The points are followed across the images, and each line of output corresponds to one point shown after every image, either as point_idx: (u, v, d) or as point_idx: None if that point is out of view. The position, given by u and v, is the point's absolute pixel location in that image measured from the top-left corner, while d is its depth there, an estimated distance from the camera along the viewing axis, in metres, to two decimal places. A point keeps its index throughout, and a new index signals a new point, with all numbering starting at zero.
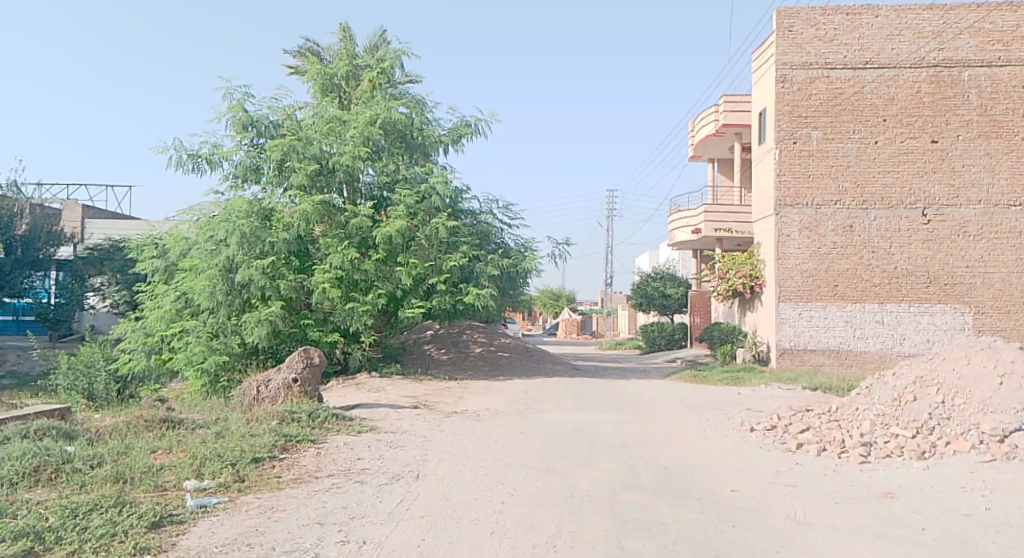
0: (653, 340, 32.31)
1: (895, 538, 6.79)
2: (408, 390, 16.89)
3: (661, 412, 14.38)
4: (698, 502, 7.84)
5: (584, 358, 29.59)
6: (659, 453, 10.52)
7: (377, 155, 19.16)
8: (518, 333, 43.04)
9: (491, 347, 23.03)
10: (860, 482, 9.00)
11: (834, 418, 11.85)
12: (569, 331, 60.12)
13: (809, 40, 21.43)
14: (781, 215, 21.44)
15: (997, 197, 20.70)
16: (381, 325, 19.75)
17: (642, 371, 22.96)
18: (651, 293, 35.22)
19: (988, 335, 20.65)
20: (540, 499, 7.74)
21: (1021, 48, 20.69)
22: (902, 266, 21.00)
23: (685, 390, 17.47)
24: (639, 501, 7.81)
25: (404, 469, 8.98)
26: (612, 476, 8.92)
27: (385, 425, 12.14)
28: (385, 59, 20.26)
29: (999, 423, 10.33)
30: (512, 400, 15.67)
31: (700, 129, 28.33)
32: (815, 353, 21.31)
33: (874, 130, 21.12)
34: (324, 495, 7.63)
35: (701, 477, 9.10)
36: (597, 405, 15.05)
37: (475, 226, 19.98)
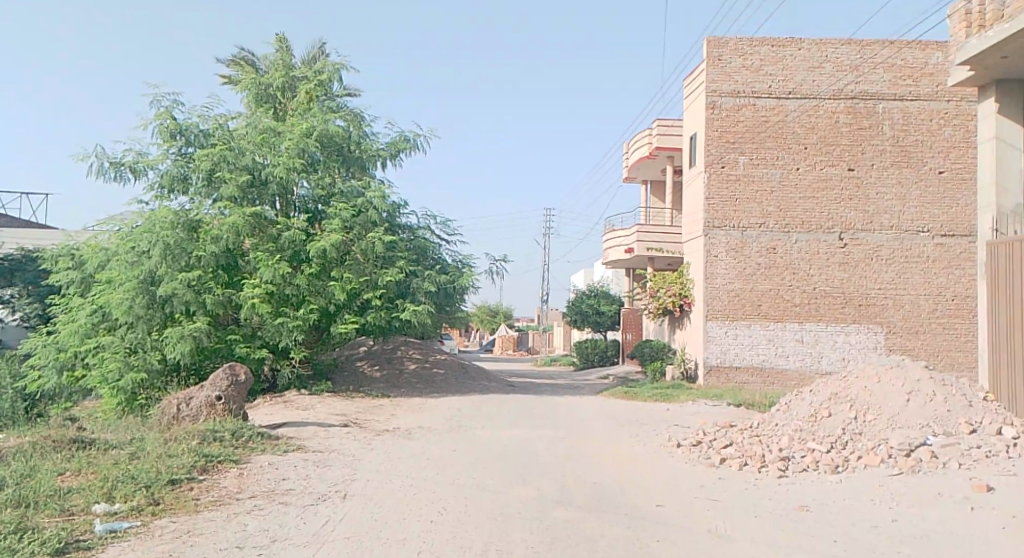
0: (586, 356, 32.72)
1: (812, 550, 7.12)
2: (337, 407, 16.75)
3: (592, 429, 14.61)
4: (626, 517, 8.09)
5: (519, 374, 29.70)
6: (588, 469, 10.78)
7: (312, 168, 19.05)
8: (453, 349, 42.96)
9: (426, 363, 23.08)
10: (779, 496, 9.38)
11: (755, 433, 12.30)
12: (506, 347, 60.39)
13: (736, 69, 22.23)
14: (710, 235, 22.05)
15: (907, 223, 21.75)
16: (311, 341, 19.59)
17: (574, 388, 23.20)
18: (585, 310, 35.60)
19: (898, 354, 21.62)
20: (470, 517, 7.86)
21: (929, 84, 21.78)
22: (821, 287, 21.84)
23: (615, 407, 17.74)
24: (567, 517, 7.99)
25: (330, 489, 8.98)
26: (542, 493, 9.07)
27: (312, 444, 12.07)
28: (323, 71, 20.16)
29: (906, 438, 10.76)
30: (444, 418, 15.72)
31: (634, 151, 29.08)
32: (740, 370, 21.95)
33: (796, 157, 21.99)
34: (245, 517, 7.59)
35: (629, 493, 9.30)
36: (529, 423, 15.19)
37: (413, 241, 20.05)
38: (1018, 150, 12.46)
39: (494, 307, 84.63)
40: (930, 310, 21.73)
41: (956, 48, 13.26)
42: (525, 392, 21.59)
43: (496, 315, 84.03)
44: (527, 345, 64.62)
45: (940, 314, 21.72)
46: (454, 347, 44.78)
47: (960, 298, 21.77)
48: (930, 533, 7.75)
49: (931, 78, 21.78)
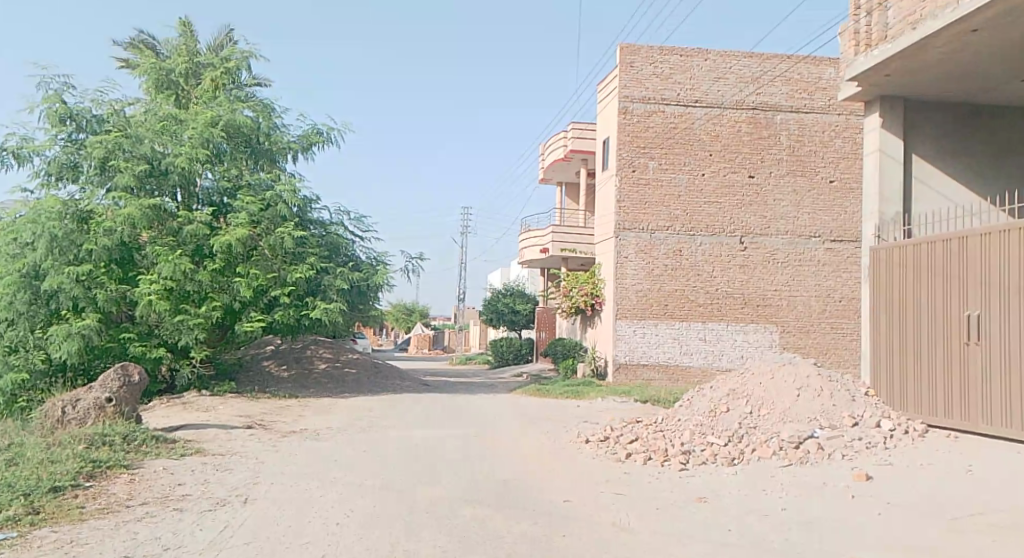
0: (501, 355, 33.07)
1: (708, 539, 7.57)
2: (240, 409, 16.53)
3: (503, 426, 14.91)
4: (534, 513, 8.38)
5: (433, 373, 29.75)
6: (497, 466, 11.05)
7: (218, 159, 18.80)
8: (367, 349, 42.62)
9: (336, 363, 23.00)
10: (679, 488, 9.87)
11: (659, 428, 12.83)
12: (420, 345, 60.26)
13: (647, 77, 22.93)
14: (621, 237, 22.67)
15: (801, 228, 22.98)
16: (214, 340, 19.12)
17: (487, 386, 23.49)
18: (501, 309, 35.99)
19: (791, 352, 22.83)
20: (378, 518, 8.01)
21: (822, 98, 23.16)
22: (723, 288, 22.81)
23: (527, 404, 18.12)
24: (476, 515, 8.23)
25: (229, 494, 8.96)
26: (451, 492, 9.28)
27: (212, 447, 11.93)
28: (231, 59, 19.94)
29: (796, 431, 11.40)
30: (355, 418, 15.73)
31: (550, 152, 29.60)
32: (647, 367, 22.68)
33: (702, 163, 22.89)
34: (134, 526, 7.53)
35: (536, 489, 9.62)
36: (440, 421, 15.37)
37: (325, 237, 19.90)
38: (899, 162, 13.28)
39: (409, 305, 84.25)
40: (820, 310, 23.03)
41: (845, 65, 14.14)
42: (437, 390, 21.75)
43: (412, 314, 83.71)
44: (442, 344, 64.73)
45: (829, 315, 23.05)
46: (367, 345, 44.45)
47: (847, 299, 23.17)
48: (818, 520, 8.31)
49: (824, 92, 23.17)
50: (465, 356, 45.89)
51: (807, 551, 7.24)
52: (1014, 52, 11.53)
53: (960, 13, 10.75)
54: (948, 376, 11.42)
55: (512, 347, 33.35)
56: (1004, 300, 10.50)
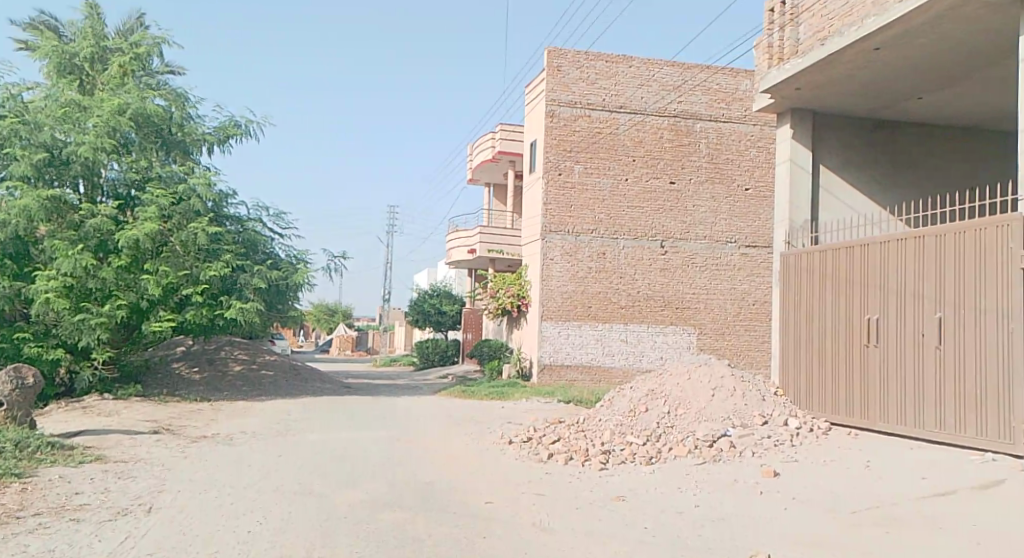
0: (426, 356, 33.04)
1: (624, 537, 7.82)
2: (148, 413, 16.12)
3: (426, 428, 14.98)
4: (454, 516, 8.49)
5: (355, 375, 29.51)
6: (419, 469, 11.13)
7: (125, 149, 18.25)
8: (287, 350, 41.87)
9: (252, 365, 22.64)
10: (598, 488, 10.13)
11: (581, 429, 13.11)
12: (344, 347, 59.56)
13: (573, 81, 23.30)
14: (547, 239, 22.95)
15: (718, 233, 23.76)
16: (118, 342, 18.47)
17: (412, 388, 23.47)
18: (427, 309, 35.91)
19: (707, 353, 23.56)
20: (292, 524, 7.99)
21: (739, 109, 24.06)
22: (644, 290, 23.36)
23: (451, 406, 18.21)
24: (395, 519, 8.29)
25: (131, 503, 8.78)
26: (370, 496, 9.32)
27: (113, 454, 11.64)
28: (141, 45, 19.22)
29: (710, 430, 11.82)
30: (273, 422, 15.53)
31: (478, 153, 29.76)
32: (570, 368, 23.05)
33: (626, 168, 23.40)
34: (26, 538, 7.31)
35: (457, 491, 9.75)
36: (361, 424, 15.34)
37: (241, 233, 19.47)
38: (807, 172, 13.90)
39: (333, 306, 83.08)
40: (735, 312, 23.85)
41: (760, 77, 14.72)
42: (360, 393, 21.62)
43: (335, 315, 82.56)
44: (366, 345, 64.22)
45: (743, 317, 23.91)
46: (287, 347, 43.64)
47: (760, 302, 24.08)
48: (729, 516, 8.64)
49: (741, 103, 24.07)
50: (389, 358, 45.61)
51: (717, 545, 7.56)
52: (912, 71, 12.25)
53: (865, 31, 11.36)
54: (849, 377, 12.06)
55: (437, 349, 33.36)
56: (900, 305, 11.18)
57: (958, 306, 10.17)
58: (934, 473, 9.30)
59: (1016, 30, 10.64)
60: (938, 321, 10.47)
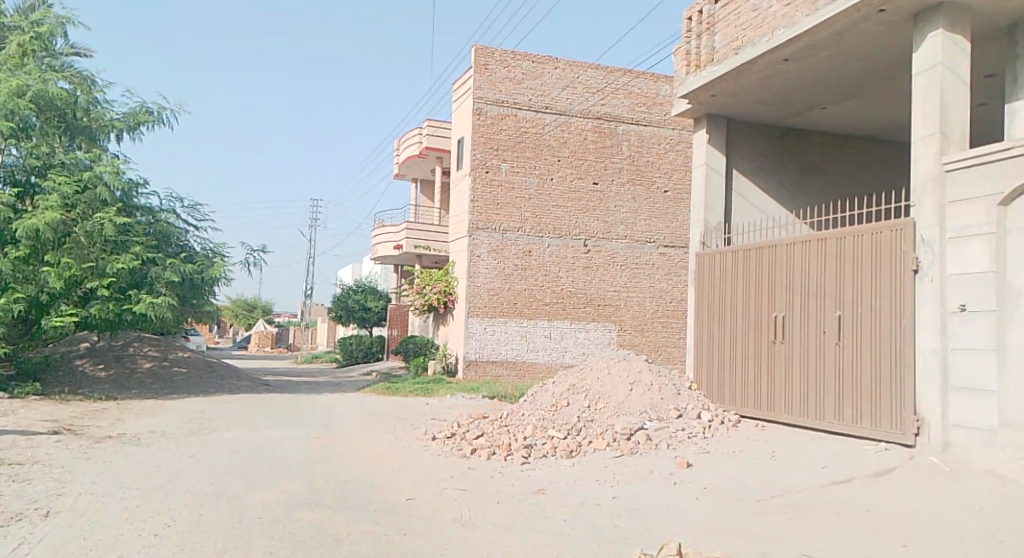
0: (350, 353, 32.88)
1: (541, 529, 8.14)
2: (50, 413, 15.66)
3: (349, 426, 15.05)
4: (373, 514, 8.66)
5: (276, 372, 29.13)
6: (339, 467, 11.23)
7: (25, 134, 17.39)
8: (201, 347, 40.87)
9: (164, 363, 22.18)
10: (520, 482, 10.43)
11: (504, 423, 13.40)
12: (263, 343, 58.49)
13: (500, 79, 23.56)
14: (474, 236, 23.14)
15: (638, 233, 24.46)
16: (15, 335, 17.97)
17: (334, 385, 23.38)
18: (350, 306, 35.67)
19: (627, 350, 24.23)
20: (204, 526, 8.02)
21: (659, 113, 24.84)
22: (568, 288, 23.83)
23: (375, 403, 18.28)
24: (311, 518, 8.40)
25: (28, 507, 8.62)
26: (287, 496, 9.40)
27: (10, 456, 11.34)
28: (42, 24, 18.22)
29: (628, 423, 12.27)
30: (185, 421, 15.31)
31: (405, 148, 29.75)
32: (495, 364, 23.36)
33: (550, 167, 23.81)
34: None
35: (378, 489, 9.92)
36: (280, 423, 15.30)
37: (152, 225, 19.05)
38: (722, 175, 14.51)
39: (251, 301, 81.29)
40: (654, 310, 24.60)
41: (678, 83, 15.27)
42: (281, 391, 21.44)
43: (253, 310, 80.83)
44: (286, 341, 63.18)
45: (662, 315, 24.68)
46: (201, 343, 42.58)
47: (677, 301, 24.91)
48: (643, 507, 9.05)
49: (661, 107, 24.85)
50: (310, 354, 45.04)
51: (632, 534, 7.94)
52: (818, 83, 12.98)
53: (775, 44, 11.98)
54: (757, 371, 12.71)
55: (361, 345, 33.29)
56: (804, 304, 11.85)
57: (855, 304, 10.88)
58: (831, 461, 9.95)
59: (910, 49, 11.42)
60: (837, 318, 11.16)
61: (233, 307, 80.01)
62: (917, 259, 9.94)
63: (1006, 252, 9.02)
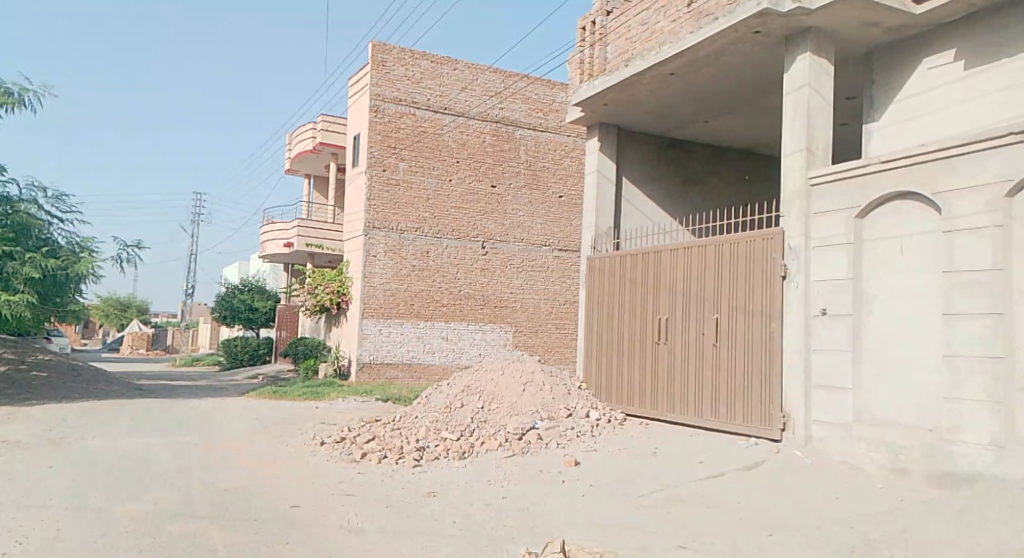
0: (235, 356, 32.07)
1: (428, 532, 8.35)
2: None
3: (231, 432, 14.79)
4: (254, 523, 8.62)
5: (152, 376, 27.97)
6: (220, 476, 11.06)
7: None
8: (65, 349, 38.59)
9: (23, 367, 20.98)
10: (410, 485, 10.59)
11: (397, 425, 13.50)
12: (137, 345, 55.91)
13: (398, 78, 23.54)
14: (370, 235, 22.94)
15: (534, 236, 25.06)
16: None
17: (217, 389, 22.77)
18: (236, 306, 34.52)
19: (522, 351, 24.76)
20: (71, 542, 7.80)
21: (555, 119, 25.58)
22: (465, 289, 24.07)
23: (262, 407, 17.99)
24: (187, 530, 8.29)
25: None
26: (161, 507, 9.23)
27: None
28: None
29: (521, 423, 12.62)
30: (46, 430, 14.60)
31: (297, 143, 29.25)
32: (390, 366, 23.35)
33: (449, 168, 23.98)
34: None
35: (261, 496, 9.87)
36: (156, 429, 14.87)
37: (9, 216, 17.81)
38: (613, 183, 15.07)
39: (126, 299, 77.52)
40: (549, 312, 25.29)
41: (572, 90, 15.70)
42: (161, 396, 20.69)
43: (127, 309, 77.13)
44: (164, 343, 60.60)
45: (556, 317, 25.41)
46: (65, 346, 40.22)
47: (571, 303, 25.72)
48: (530, 506, 9.37)
49: (556, 114, 25.59)
50: (188, 357, 43.36)
51: (515, 534, 8.23)
52: (700, 98, 13.68)
53: (661, 57, 12.49)
54: (643, 372, 13.29)
55: (247, 348, 32.47)
56: (685, 307, 12.49)
57: (731, 307, 11.58)
58: (707, 456, 10.57)
59: (782, 70, 12.22)
60: (715, 320, 11.83)
61: (104, 306, 76.02)
62: (785, 266, 10.69)
63: (862, 261, 9.83)
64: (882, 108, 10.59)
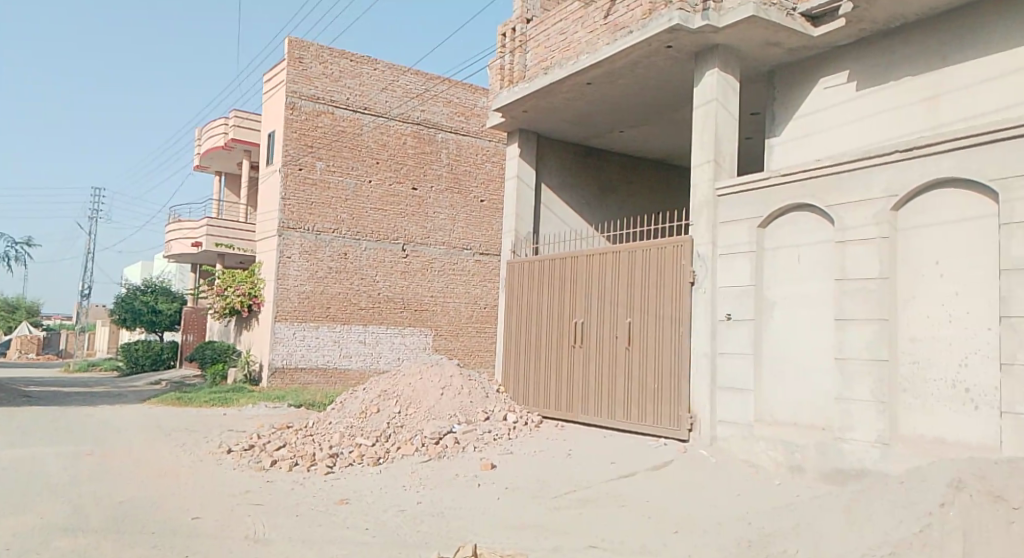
0: (136, 361, 31.02)
1: (339, 540, 8.43)
2: None
3: (129, 441, 14.38)
4: (153, 536, 8.48)
5: (42, 383, 26.65)
6: (127, 487, 10.81)
7: None
8: None
9: None
10: (321, 493, 10.61)
11: (309, 433, 13.44)
12: (25, 350, 53.14)
13: (316, 75, 23.28)
14: (284, 236, 22.47)
15: (455, 240, 25.36)
16: None
17: (117, 396, 22.00)
18: (138, 308, 33.49)
19: (442, 354, 24.94)
20: None
21: (476, 124, 25.98)
22: (384, 292, 24.00)
23: (167, 415, 17.55)
24: (79, 545, 8.10)
25: None
26: (52, 522, 8.97)
27: None
28: None
29: (438, 427, 12.76)
30: None
31: (207, 139, 28.55)
32: (304, 371, 22.81)
33: (369, 169, 23.88)
34: None
35: (162, 508, 9.72)
36: (49, 439, 14.33)
37: None
38: (532, 188, 15.34)
39: (14, 302, 73.54)
40: (469, 316, 25.62)
41: (492, 95, 15.87)
42: (57, 403, 19.85)
43: (14, 312, 73.20)
44: (57, 347, 57.99)
45: (476, 320, 25.78)
46: None
47: (490, 307, 26.16)
48: (445, 510, 9.56)
49: (477, 118, 26.02)
50: (82, 363, 41.56)
51: (427, 540, 8.39)
52: (616, 108, 14.09)
53: (579, 67, 12.76)
54: (559, 375, 13.61)
55: (149, 352, 31.57)
56: (600, 311, 12.88)
57: (643, 312, 12.00)
58: (619, 457, 10.94)
59: (693, 84, 12.73)
60: (628, 324, 12.24)
61: None
62: (693, 272, 11.16)
63: (763, 269, 10.36)
64: (783, 123, 11.17)
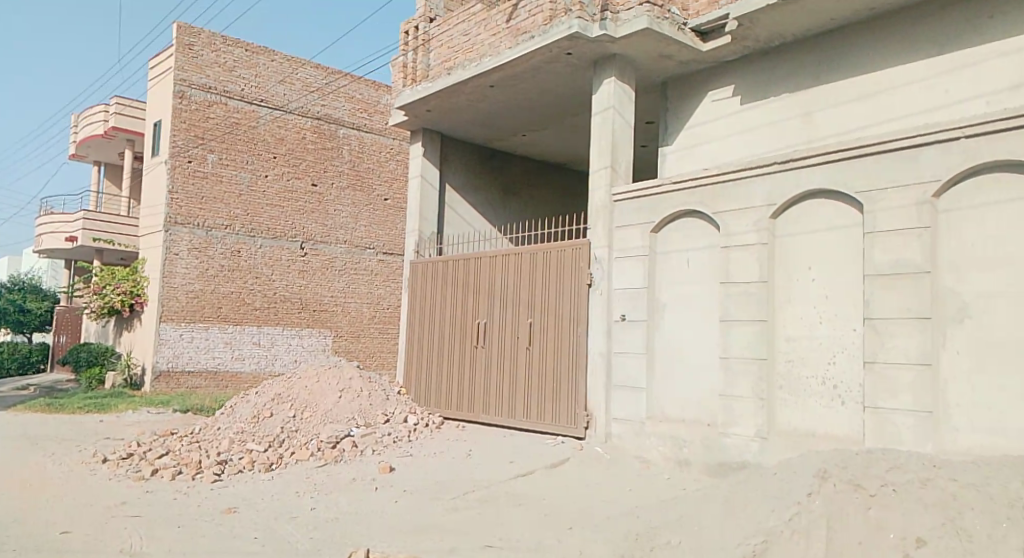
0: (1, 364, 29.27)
1: (228, 550, 8.35)
2: None
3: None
4: (18, 553, 8.15)
5: None
6: None
7: None
8: None
9: None
10: (208, 502, 10.45)
11: (195, 439, 13.14)
12: None
13: (208, 64, 22.62)
14: (170, 231, 21.65)
15: (356, 239, 25.27)
16: None
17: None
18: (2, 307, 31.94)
19: (341, 356, 24.82)
20: None
21: (378, 121, 26.01)
22: (280, 292, 23.59)
23: (40, 423, 16.73)
24: None
25: None
26: None
27: None
28: None
29: (335, 431, 12.72)
30: None
31: (85, 126, 27.26)
32: (192, 376, 22.09)
33: (264, 164, 23.40)
34: None
35: (30, 524, 9.33)
36: None
37: None
38: (435, 187, 15.45)
39: None
40: (369, 316, 25.66)
41: (395, 94, 15.87)
42: None
43: None
44: None
45: (378, 321, 25.86)
46: None
47: (392, 308, 26.26)
48: (341, 515, 9.61)
49: (380, 115, 26.06)
50: None
51: (320, 547, 8.43)
52: (516, 111, 14.36)
53: (482, 69, 12.95)
54: (460, 377, 13.82)
55: (16, 355, 29.85)
56: (501, 312, 13.15)
57: (543, 313, 12.32)
58: (517, 456, 11.24)
59: (586, 89, 13.14)
60: (528, 325, 12.56)
61: None
62: (591, 275, 11.55)
63: (655, 272, 10.83)
64: (675, 132, 11.68)
